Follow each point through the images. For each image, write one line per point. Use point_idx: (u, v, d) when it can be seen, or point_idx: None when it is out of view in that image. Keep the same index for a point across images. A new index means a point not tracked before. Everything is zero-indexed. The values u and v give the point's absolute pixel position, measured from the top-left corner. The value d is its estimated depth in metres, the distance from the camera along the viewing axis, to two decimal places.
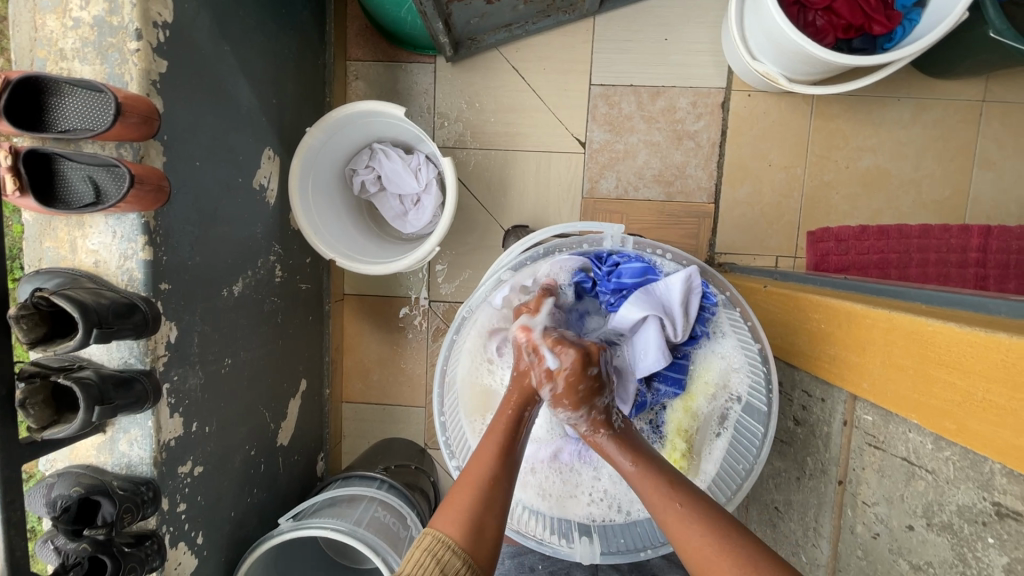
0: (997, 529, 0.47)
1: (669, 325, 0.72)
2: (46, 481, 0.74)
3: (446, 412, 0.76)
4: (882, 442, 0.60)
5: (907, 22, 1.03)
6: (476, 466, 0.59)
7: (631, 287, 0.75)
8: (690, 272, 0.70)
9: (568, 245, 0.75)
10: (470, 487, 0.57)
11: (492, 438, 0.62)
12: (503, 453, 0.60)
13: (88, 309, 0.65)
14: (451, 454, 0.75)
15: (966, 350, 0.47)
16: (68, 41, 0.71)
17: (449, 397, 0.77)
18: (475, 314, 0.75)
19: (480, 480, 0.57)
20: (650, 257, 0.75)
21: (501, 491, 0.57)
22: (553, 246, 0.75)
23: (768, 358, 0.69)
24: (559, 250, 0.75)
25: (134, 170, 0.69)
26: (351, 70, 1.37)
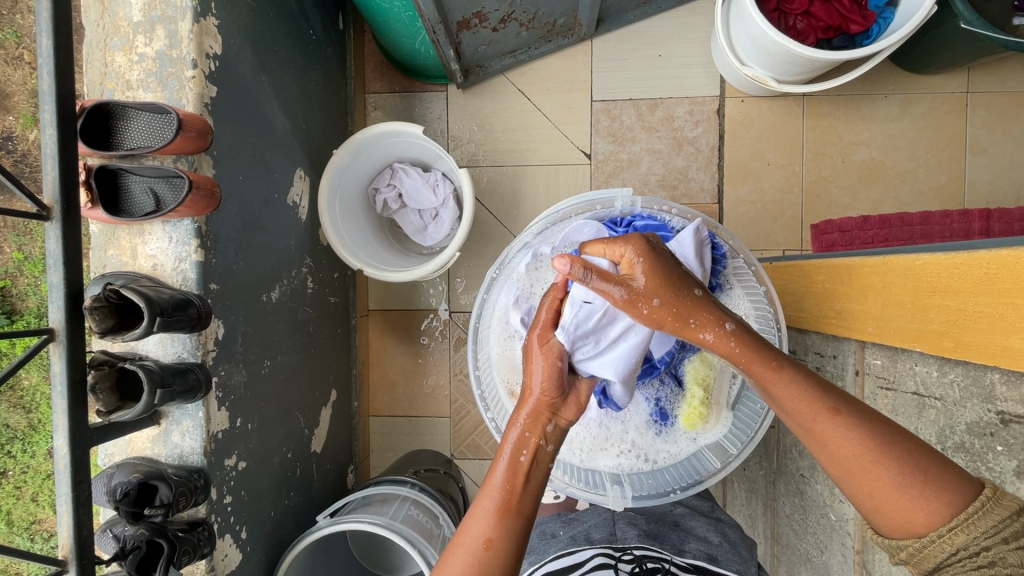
0: (1004, 436, 0.51)
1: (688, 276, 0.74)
2: (106, 471, 0.79)
3: (480, 366, 0.84)
4: (892, 381, 0.63)
5: (882, 20, 1.12)
6: (470, 529, 0.58)
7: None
8: (698, 224, 0.74)
9: (582, 210, 0.83)
10: (465, 550, 0.57)
11: (486, 495, 0.60)
12: (498, 513, 0.58)
13: (153, 301, 0.72)
14: (486, 407, 0.82)
15: (954, 272, 0.52)
16: (134, 73, 0.82)
17: (483, 355, 0.84)
18: (503, 275, 0.83)
19: (475, 544, 0.57)
20: (658, 214, 0.82)
21: (497, 554, 0.57)
22: (571, 209, 0.82)
23: (774, 300, 0.75)
24: (574, 215, 0.83)
25: (192, 178, 0.78)
26: (370, 102, 1.49)
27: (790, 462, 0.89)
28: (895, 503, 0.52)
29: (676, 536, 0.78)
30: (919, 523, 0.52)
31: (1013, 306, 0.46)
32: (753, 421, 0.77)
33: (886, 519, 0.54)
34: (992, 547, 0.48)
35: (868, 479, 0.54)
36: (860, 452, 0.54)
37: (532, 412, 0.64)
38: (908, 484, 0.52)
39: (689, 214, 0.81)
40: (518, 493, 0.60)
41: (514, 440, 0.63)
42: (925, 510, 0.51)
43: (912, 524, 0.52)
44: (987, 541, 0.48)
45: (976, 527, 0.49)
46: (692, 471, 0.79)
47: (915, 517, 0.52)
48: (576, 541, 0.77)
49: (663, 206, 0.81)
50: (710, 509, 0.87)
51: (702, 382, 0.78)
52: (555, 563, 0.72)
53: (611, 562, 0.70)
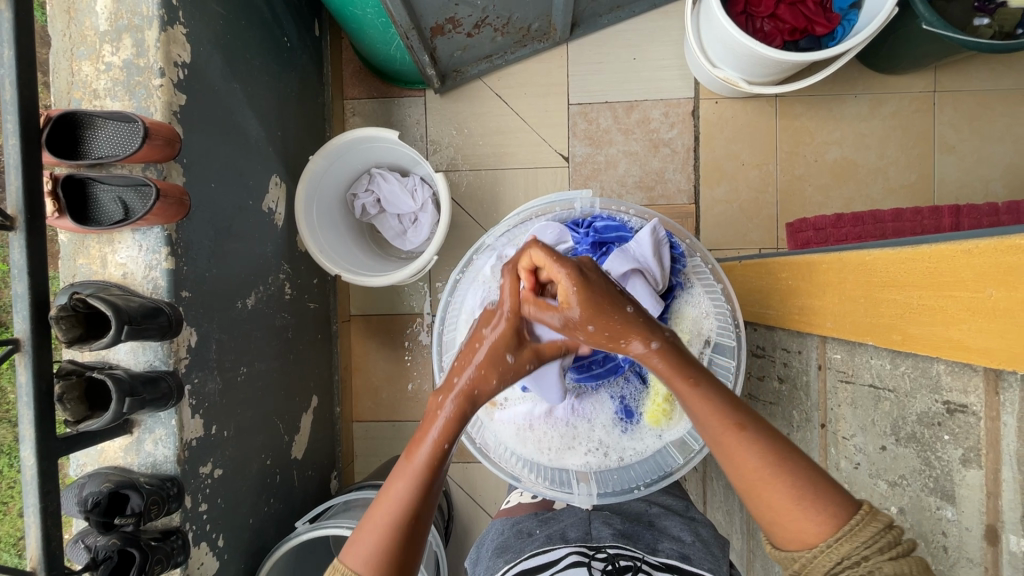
0: (950, 426, 0.51)
1: (647, 277, 0.75)
2: (78, 482, 0.78)
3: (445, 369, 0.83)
4: (851, 375, 0.64)
5: (846, 22, 1.15)
6: (391, 503, 0.58)
7: (609, 243, 0.81)
8: (654, 224, 0.77)
9: (544, 212, 0.84)
10: (383, 524, 0.57)
11: (409, 471, 0.59)
12: (426, 492, 0.58)
13: (121, 309, 0.72)
14: None
15: (899, 267, 0.53)
16: (101, 82, 0.82)
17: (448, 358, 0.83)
18: (466, 277, 0.84)
19: (401, 514, 0.57)
20: (617, 216, 0.83)
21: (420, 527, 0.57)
22: (532, 212, 0.84)
23: (731, 295, 0.76)
24: (536, 217, 0.84)
25: (160, 186, 0.78)
26: (348, 108, 1.49)
27: None
28: (789, 517, 0.53)
29: (650, 536, 0.78)
30: (810, 535, 0.52)
31: (952, 298, 0.47)
32: None
33: (783, 532, 0.54)
34: (873, 558, 0.49)
35: (766, 493, 0.54)
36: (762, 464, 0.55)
37: (467, 395, 0.61)
38: (797, 499, 0.53)
39: (647, 215, 0.83)
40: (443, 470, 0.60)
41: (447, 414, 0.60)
42: (814, 522, 0.52)
43: (803, 535, 0.53)
44: (868, 551, 0.49)
45: (858, 538, 0.50)
46: (657, 467, 0.80)
47: (801, 529, 0.52)
48: (552, 539, 0.76)
49: (621, 207, 0.83)
50: (686, 508, 0.87)
51: None
52: (528, 562, 0.72)
53: (586, 559, 0.70)
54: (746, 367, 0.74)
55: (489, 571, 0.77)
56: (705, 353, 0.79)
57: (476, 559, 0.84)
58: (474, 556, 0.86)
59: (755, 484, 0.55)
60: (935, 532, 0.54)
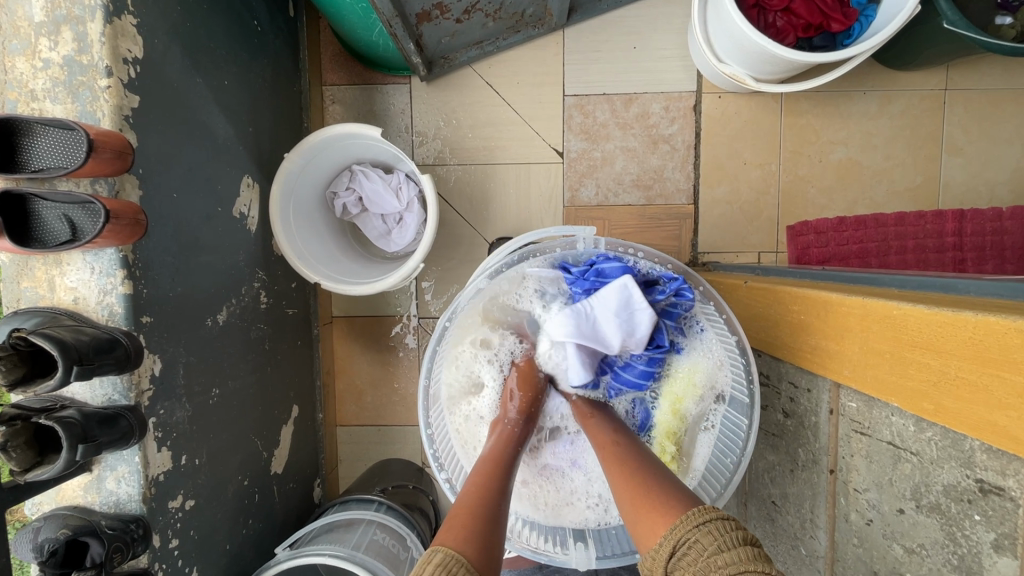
0: (982, 505, 0.47)
1: (595, 342, 0.74)
2: (33, 524, 0.72)
3: (432, 423, 0.78)
4: (867, 427, 0.60)
5: (863, 18, 1.07)
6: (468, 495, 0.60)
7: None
8: (624, 282, 0.72)
9: (541, 251, 0.76)
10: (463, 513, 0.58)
11: (478, 473, 0.65)
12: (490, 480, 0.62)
13: (68, 347, 0.65)
14: (441, 467, 0.77)
15: (936, 330, 0.48)
16: (39, 81, 0.72)
17: (434, 410, 0.79)
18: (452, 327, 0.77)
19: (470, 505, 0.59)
20: (623, 257, 0.76)
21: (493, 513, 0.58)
22: (529, 251, 0.76)
23: (746, 351, 0.72)
24: (532, 257, 0.76)
25: (109, 206, 0.69)
26: (327, 95, 1.39)
27: (760, 487, 0.85)
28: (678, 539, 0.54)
29: None
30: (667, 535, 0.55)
31: (1000, 379, 0.42)
32: (723, 474, 0.75)
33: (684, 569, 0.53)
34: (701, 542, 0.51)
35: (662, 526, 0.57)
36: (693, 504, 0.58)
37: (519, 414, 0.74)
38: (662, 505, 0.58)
39: (655, 256, 0.75)
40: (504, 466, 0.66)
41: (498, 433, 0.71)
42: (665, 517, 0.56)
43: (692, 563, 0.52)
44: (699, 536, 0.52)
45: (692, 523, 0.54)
46: None
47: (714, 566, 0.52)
48: None
49: (629, 247, 0.76)
50: None
51: (673, 436, 0.79)
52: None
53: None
54: (759, 429, 0.71)
55: None
56: (718, 407, 0.78)
57: None
58: None
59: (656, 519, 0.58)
60: None
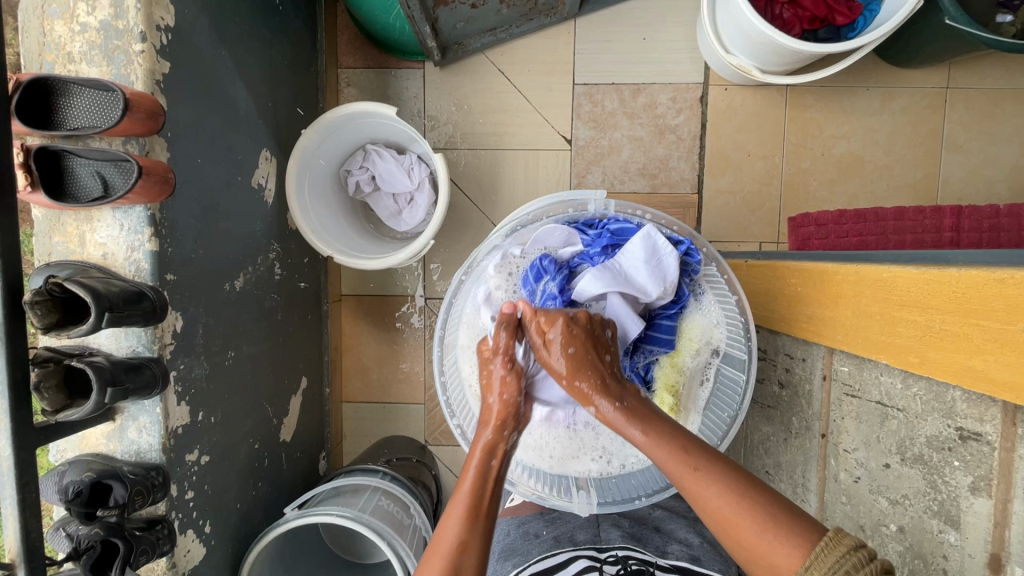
0: (961, 452, 0.51)
1: (634, 290, 0.77)
2: (58, 469, 0.76)
3: (445, 372, 0.82)
4: (857, 389, 0.63)
5: (867, 12, 1.10)
6: (444, 533, 0.60)
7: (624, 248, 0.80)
8: (648, 231, 0.76)
9: (554, 211, 0.81)
10: (439, 556, 0.58)
11: (459, 499, 0.62)
12: (470, 518, 0.60)
13: (100, 295, 0.68)
14: (451, 413, 0.81)
15: (923, 288, 0.51)
16: (76, 44, 0.75)
17: (448, 359, 0.83)
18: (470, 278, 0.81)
19: (448, 548, 0.58)
20: (633, 218, 0.80)
21: (471, 555, 0.58)
22: (542, 211, 0.80)
23: (745, 309, 0.75)
24: (546, 217, 0.81)
25: (142, 163, 0.73)
26: (343, 77, 1.42)
27: (755, 458, 0.88)
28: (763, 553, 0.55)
29: (658, 538, 0.81)
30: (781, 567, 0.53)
31: (980, 327, 0.46)
32: (719, 427, 0.78)
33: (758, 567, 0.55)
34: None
35: (737, 530, 0.56)
36: (725, 504, 0.57)
37: (495, 424, 0.69)
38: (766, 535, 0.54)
39: (663, 220, 0.79)
40: (487, 498, 0.63)
41: (483, 445, 0.67)
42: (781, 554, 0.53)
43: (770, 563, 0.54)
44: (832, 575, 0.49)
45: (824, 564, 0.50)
46: (658, 477, 0.78)
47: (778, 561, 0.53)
48: (561, 542, 0.79)
49: (638, 210, 0.80)
50: (685, 509, 0.89)
51: (672, 388, 0.80)
52: (538, 566, 0.74)
53: (596, 564, 0.73)
54: (754, 383, 0.74)
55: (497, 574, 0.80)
56: (713, 362, 0.80)
57: None
58: None
59: (724, 518, 0.57)
60: (936, 554, 0.53)
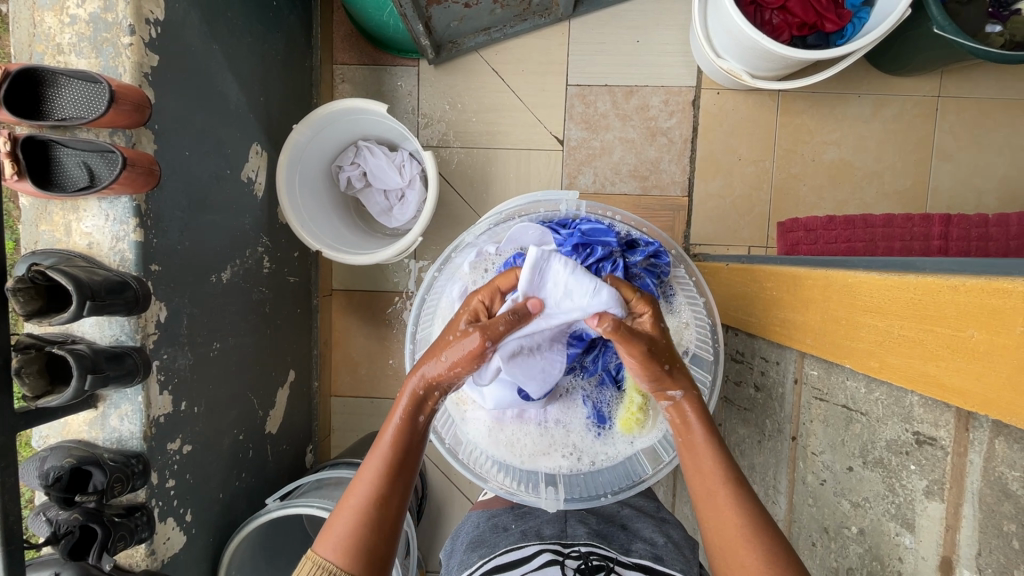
0: (917, 456, 0.52)
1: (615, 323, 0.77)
2: (39, 455, 0.77)
3: None
4: (826, 393, 0.64)
5: (857, 20, 1.11)
6: (361, 486, 0.60)
7: (593, 246, 0.76)
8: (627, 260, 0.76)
9: (525, 211, 0.83)
10: (351, 510, 0.59)
11: (377, 453, 0.62)
12: (390, 473, 0.61)
13: (82, 284, 0.69)
14: None
15: (884, 294, 0.52)
16: (65, 36, 0.76)
17: (422, 354, 0.83)
18: (445, 274, 0.84)
19: (362, 502, 0.59)
20: (604, 219, 0.81)
21: (387, 511, 0.60)
22: (513, 212, 0.83)
23: (712, 310, 0.78)
24: (518, 216, 0.83)
25: (127, 154, 0.74)
26: (337, 74, 1.43)
27: None
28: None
29: (624, 537, 0.80)
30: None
31: (933, 333, 0.46)
32: None
33: None
34: None
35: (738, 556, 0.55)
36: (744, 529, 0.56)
37: (432, 380, 0.64)
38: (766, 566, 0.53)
39: (632, 221, 0.81)
40: (410, 454, 0.63)
41: (411, 399, 0.64)
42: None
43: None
44: None
45: None
46: (627, 475, 0.81)
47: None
48: (527, 536, 0.78)
49: (608, 211, 0.81)
50: (660, 510, 0.90)
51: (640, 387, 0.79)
52: (501, 558, 0.73)
53: (559, 559, 0.72)
54: (720, 382, 0.75)
55: (462, 565, 0.78)
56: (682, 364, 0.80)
57: (450, 552, 0.85)
58: (448, 548, 0.87)
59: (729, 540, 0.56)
60: (892, 556, 0.54)
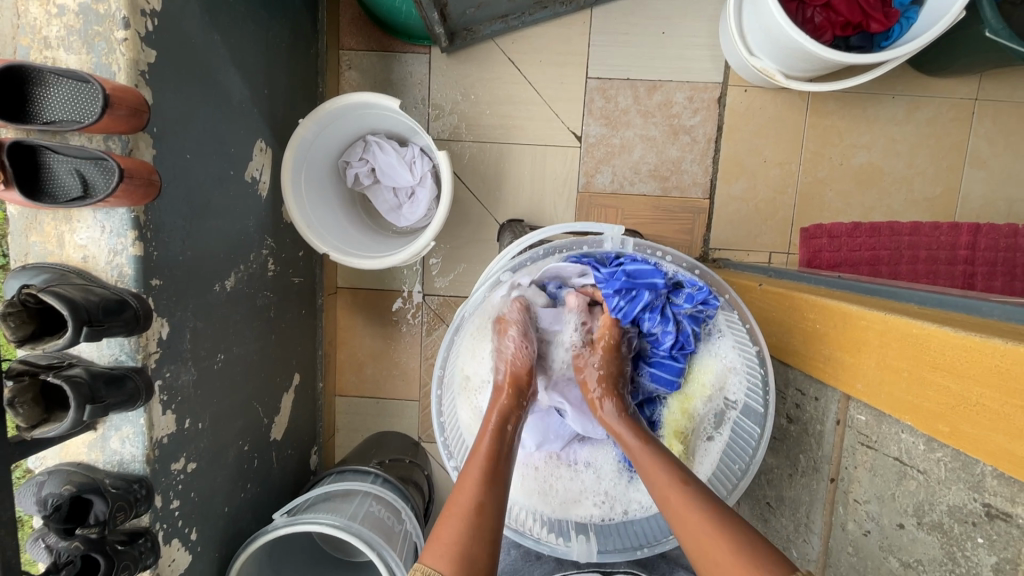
0: (986, 529, 0.48)
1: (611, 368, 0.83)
2: (36, 479, 0.73)
3: (444, 412, 0.79)
4: (874, 441, 0.61)
5: (904, 20, 1.04)
6: (461, 492, 0.61)
7: (638, 289, 0.77)
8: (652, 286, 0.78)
9: (567, 246, 0.75)
10: (456, 515, 0.58)
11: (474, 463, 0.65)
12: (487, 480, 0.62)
13: (77, 306, 0.64)
14: (450, 454, 0.78)
15: (959, 354, 0.48)
16: (53, 29, 0.69)
17: (448, 397, 0.80)
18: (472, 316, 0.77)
19: (465, 508, 0.59)
20: (651, 258, 0.74)
21: (487, 517, 0.58)
22: (552, 247, 0.75)
23: (765, 360, 0.71)
24: (558, 251, 0.75)
25: (124, 163, 0.68)
26: (344, 60, 1.35)
27: (756, 488, 0.86)
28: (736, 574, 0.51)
29: (666, 565, 0.82)
30: None
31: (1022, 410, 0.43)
32: (731, 476, 0.76)
33: None
34: None
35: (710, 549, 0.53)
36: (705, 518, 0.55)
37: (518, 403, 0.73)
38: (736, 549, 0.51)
39: (684, 260, 0.73)
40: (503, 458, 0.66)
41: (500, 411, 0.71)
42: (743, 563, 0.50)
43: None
44: None
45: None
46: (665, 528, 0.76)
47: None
48: (563, 565, 0.81)
49: (658, 248, 0.74)
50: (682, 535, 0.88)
51: (682, 435, 0.82)
52: None
53: None
54: (769, 437, 0.71)
55: None
56: (731, 413, 0.78)
57: None
58: None
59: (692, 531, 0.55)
60: None
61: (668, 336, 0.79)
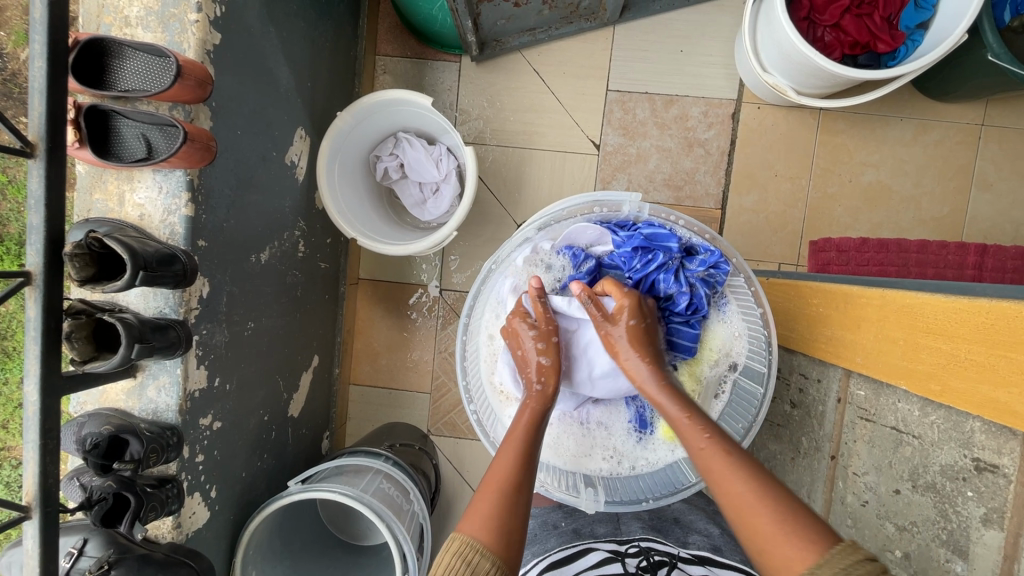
0: (975, 483, 0.58)
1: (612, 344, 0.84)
2: (77, 420, 0.77)
3: (468, 356, 0.89)
4: (872, 414, 0.70)
5: (910, 42, 1.11)
6: (479, 502, 0.62)
7: (654, 250, 0.83)
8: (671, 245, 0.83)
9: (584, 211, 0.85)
10: (476, 521, 0.60)
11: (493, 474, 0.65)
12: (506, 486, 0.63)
13: (136, 254, 0.70)
14: (470, 399, 0.88)
15: (952, 317, 0.56)
16: (134, 10, 0.78)
17: (472, 344, 0.89)
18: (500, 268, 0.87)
19: (485, 515, 0.60)
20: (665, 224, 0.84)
21: (508, 521, 0.60)
22: (574, 209, 0.85)
23: (767, 321, 0.80)
24: (578, 215, 0.85)
25: (188, 129, 0.75)
26: (379, 64, 1.44)
27: None
28: (779, 544, 0.54)
29: (678, 530, 0.83)
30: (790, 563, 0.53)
31: (1004, 359, 0.51)
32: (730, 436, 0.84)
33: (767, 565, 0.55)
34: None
35: (751, 518, 0.57)
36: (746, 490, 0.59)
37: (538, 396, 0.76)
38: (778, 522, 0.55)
39: (695, 226, 0.82)
40: (522, 471, 0.66)
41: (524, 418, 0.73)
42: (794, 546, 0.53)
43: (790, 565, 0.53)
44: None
45: (837, 565, 0.51)
46: (668, 481, 0.85)
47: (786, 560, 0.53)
48: (580, 535, 0.81)
49: (672, 216, 0.83)
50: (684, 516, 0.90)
51: None
52: (556, 555, 0.76)
53: (617, 556, 0.74)
54: (770, 396, 0.79)
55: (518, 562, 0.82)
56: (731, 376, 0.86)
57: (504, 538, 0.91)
58: None
59: (740, 505, 0.59)
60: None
61: (681, 298, 0.83)
